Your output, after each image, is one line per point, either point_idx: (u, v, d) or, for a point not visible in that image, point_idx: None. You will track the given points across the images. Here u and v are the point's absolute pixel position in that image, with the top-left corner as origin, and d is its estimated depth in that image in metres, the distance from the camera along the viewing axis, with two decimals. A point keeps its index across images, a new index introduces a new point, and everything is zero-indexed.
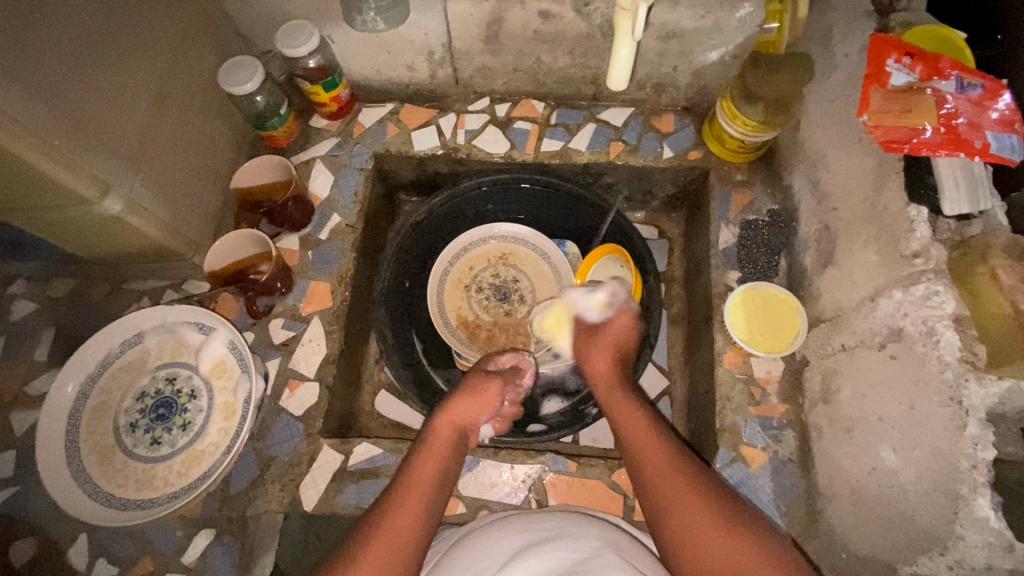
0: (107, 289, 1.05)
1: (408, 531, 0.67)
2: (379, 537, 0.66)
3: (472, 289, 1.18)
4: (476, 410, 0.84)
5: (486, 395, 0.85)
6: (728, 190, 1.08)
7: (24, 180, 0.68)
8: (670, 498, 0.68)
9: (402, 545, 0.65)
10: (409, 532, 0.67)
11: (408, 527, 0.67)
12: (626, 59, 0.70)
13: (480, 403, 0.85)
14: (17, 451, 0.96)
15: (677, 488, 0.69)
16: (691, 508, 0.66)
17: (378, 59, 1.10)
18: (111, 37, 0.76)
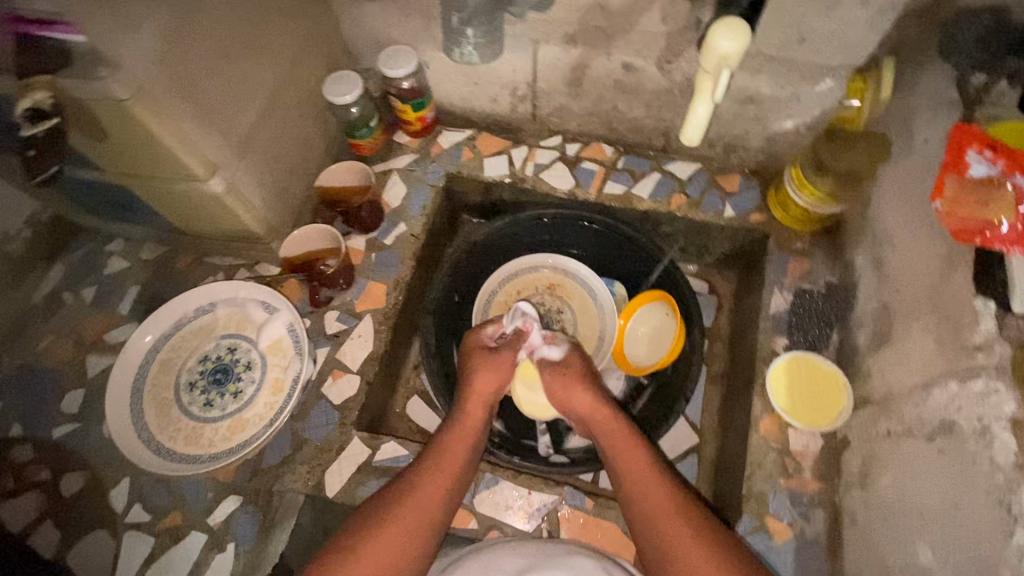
0: (191, 259, 1.15)
1: (428, 507, 0.76)
2: (398, 511, 0.75)
3: (516, 312, 1.19)
4: (495, 385, 0.92)
5: (503, 375, 0.93)
6: (786, 257, 1.08)
7: (151, 151, 0.78)
8: (661, 534, 0.73)
9: (422, 519, 0.75)
10: (431, 508, 0.77)
11: (430, 503, 0.77)
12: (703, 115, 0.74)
13: (496, 377, 0.93)
14: (86, 390, 1.06)
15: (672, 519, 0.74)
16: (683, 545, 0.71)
17: (465, 88, 1.18)
18: (246, 42, 0.86)
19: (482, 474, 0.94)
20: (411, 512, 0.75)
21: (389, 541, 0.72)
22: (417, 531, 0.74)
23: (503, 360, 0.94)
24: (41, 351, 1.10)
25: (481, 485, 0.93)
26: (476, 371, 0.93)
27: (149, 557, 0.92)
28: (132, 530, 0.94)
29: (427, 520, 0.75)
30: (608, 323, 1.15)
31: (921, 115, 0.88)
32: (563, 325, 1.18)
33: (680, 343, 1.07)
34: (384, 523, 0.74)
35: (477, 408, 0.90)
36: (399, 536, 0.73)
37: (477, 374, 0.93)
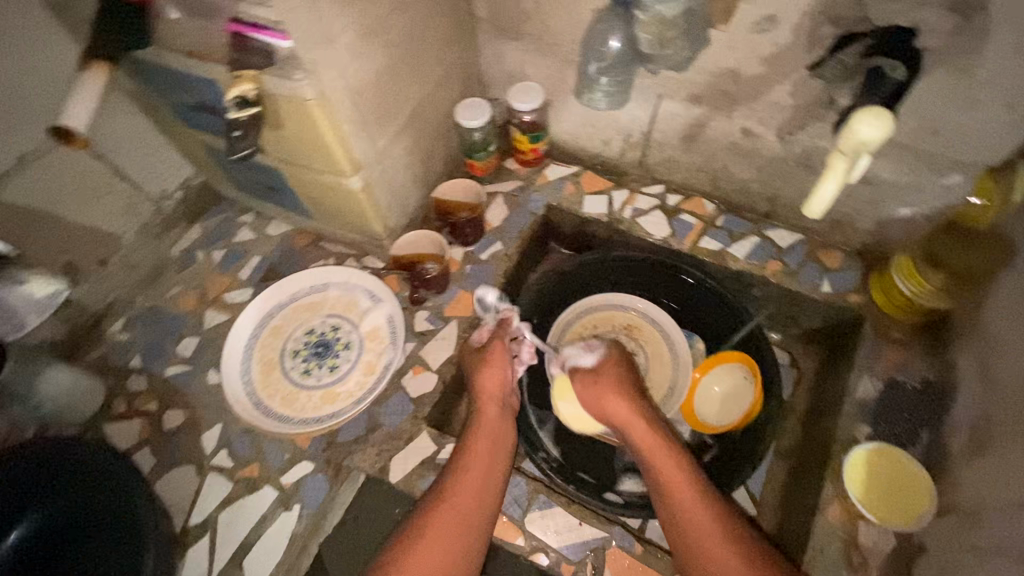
0: (309, 240, 1.28)
1: (470, 499, 0.87)
2: (447, 507, 0.86)
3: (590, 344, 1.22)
4: (501, 379, 1.00)
5: (505, 366, 1.00)
6: (881, 343, 1.05)
7: (311, 142, 0.89)
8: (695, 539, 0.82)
9: (466, 513, 0.86)
10: (471, 502, 0.87)
11: (473, 495, 0.87)
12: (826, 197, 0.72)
13: (500, 371, 1.00)
14: (201, 339, 1.19)
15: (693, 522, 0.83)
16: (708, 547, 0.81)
17: (582, 128, 1.26)
18: (407, 63, 0.97)
19: (536, 494, 0.97)
20: (458, 504, 0.86)
21: (446, 530, 0.84)
22: (466, 521, 0.85)
23: (499, 353, 1.01)
24: (170, 297, 1.25)
25: (534, 505, 0.96)
26: (480, 367, 1.01)
27: (225, 500, 1.01)
28: (215, 472, 1.04)
29: (473, 511, 0.86)
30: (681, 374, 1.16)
31: None
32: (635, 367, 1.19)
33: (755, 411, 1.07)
34: (436, 516, 0.85)
35: (491, 403, 0.98)
36: (451, 528, 0.84)
37: (482, 370, 1.00)
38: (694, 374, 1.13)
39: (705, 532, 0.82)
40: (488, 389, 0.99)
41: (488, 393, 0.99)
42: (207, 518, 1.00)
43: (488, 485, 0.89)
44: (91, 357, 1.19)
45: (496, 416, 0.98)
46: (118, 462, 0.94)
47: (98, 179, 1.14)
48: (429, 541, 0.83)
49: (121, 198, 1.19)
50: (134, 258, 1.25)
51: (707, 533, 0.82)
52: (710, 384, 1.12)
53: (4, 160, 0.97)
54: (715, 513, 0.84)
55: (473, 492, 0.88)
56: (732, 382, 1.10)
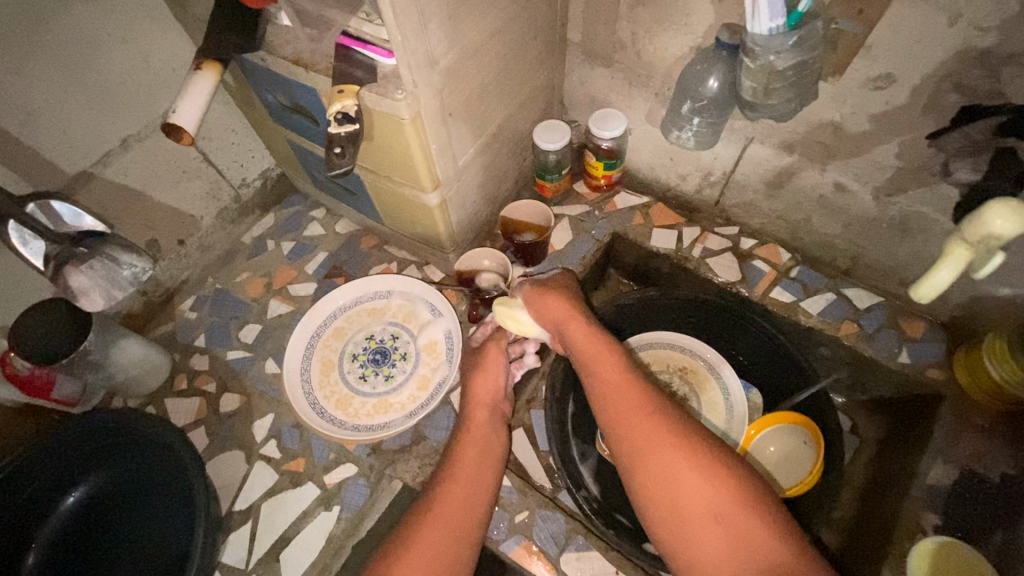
0: (374, 243, 1.30)
1: (456, 504, 0.81)
2: (436, 505, 0.80)
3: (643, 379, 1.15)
4: (493, 386, 0.97)
5: (499, 370, 0.97)
6: (960, 427, 0.98)
7: (396, 156, 0.90)
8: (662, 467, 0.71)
9: (458, 512, 0.80)
10: (460, 504, 0.81)
11: (459, 500, 0.81)
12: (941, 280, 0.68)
13: (494, 378, 0.97)
14: (263, 327, 1.23)
15: (653, 454, 0.72)
16: (677, 494, 0.69)
17: (659, 160, 1.23)
18: (498, 84, 0.97)
19: (575, 535, 0.97)
20: (442, 505, 0.80)
21: (431, 530, 0.77)
22: (458, 528, 0.78)
23: (491, 355, 0.98)
24: (238, 282, 1.29)
25: (573, 546, 0.96)
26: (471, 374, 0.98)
27: (270, 490, 1.04)
28: (263, 461, 1.07)
29: (460, 517, 0.80)
30: (734, 429, 1.08)
31: None
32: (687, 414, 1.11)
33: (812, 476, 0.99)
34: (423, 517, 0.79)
35: (480, 408, 0.94)
36: (437, 528, 0.77)
37: (474, 375, 0.97)
38: (750, 430, 1.06)
39: (669, 470, 0.71)
40: (476, 395, 0.96)
41: (481, 397, 0.95)
42: (251, 506, 1.03)
43: (475, 494, 0.83)
44: (160, 331, 1.25)
45: (485, 420, 0.93)
46: (177, 438, 0.97)
47: (188, 165, 1.19)
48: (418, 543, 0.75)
49: (205, 183, 1.24)
50: (209, 240, 1.31)
51: (673, 471, 0.70)
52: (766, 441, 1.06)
53: (110, 142, 1.03)
54: (674, 428, 0.74)
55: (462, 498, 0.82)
56: (791, 445, 1.04)
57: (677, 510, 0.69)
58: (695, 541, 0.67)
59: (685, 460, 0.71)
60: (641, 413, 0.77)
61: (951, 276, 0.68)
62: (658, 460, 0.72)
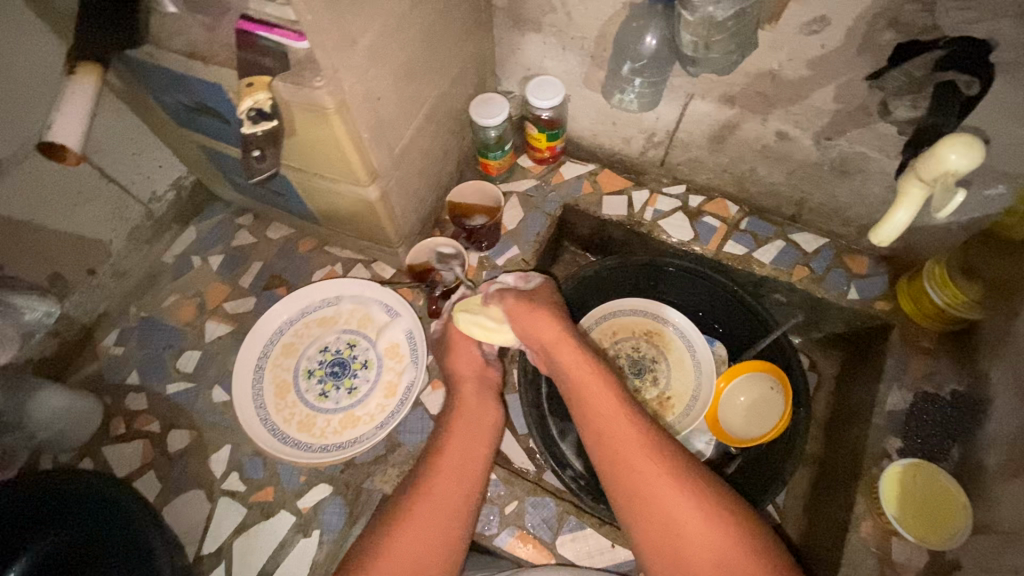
0: (313, 245, 1.21)
1: (442, 493, 0.79)
2: (416, 516, 0.76)
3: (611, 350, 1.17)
4: (471, 358, 0.95)
5: (468, 344, 0.95)
6: (909, 352, 1.03)
7: (327, 152, 0.82)
8: (664, 507, 0.72)
9: (437, 519, 0.77)
10: (440, 511, 0.77)
11: (444, 489, 0.79)
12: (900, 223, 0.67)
13: (468, 352, 0.95)
14: (202, 352, 1.12)
15: (654, 492, 0.73)
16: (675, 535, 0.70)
17: (601, 125, 1.20)
18: (426, 61, 0.89)
19: (566, 516, 0.95)
20: (431, 497, 0.78)
21: (419, 525, 0.75)
22: (445, 520, 0.77)
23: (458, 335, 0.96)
24: (166, 307, 1.17)
25: (566, 527, 0.94)
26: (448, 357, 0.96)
27: (239, 526, 0.97)
28: (227, 496, 0.99)
29: (448, 506, 0.78)
30: (702, 386, 1.13)
31: None
32: (657, 377, 1.14)
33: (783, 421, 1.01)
34: (409, 511, 0.77)
35: (466, 392, 0.91)
36: (427, 524, 0.76)
37: (450, 357, 0.95)
38: (718, 383, 1.10)
39: (669, 511, 0.72)
40: (460, 378, 0.93)
41: (464, 377, 0.93)
42: (220, 546, 0.96)
43: (460, 481, 0.81)
44: (84, 374, 1.12)
45: (473, 403, 0.90)
46: (120, 491, 0.87)
47: (83, 184, 1.05)
48: (403, 541, 0.74)
49: (108, 202, 1.10)
50: (124, 266, 1.17)
51: (676, 515, 0.71)
52: (735, 391, 1.11)
53: None
54: (677, 467, 0.75)
55: (446, 487, 0.79)
56: (757, 392, 1.08)
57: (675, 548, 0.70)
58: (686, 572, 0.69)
59: (686, 506, 0.71)
60: (642, 445, 0.76)
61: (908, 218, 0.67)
62: (659, 498, 0.72)
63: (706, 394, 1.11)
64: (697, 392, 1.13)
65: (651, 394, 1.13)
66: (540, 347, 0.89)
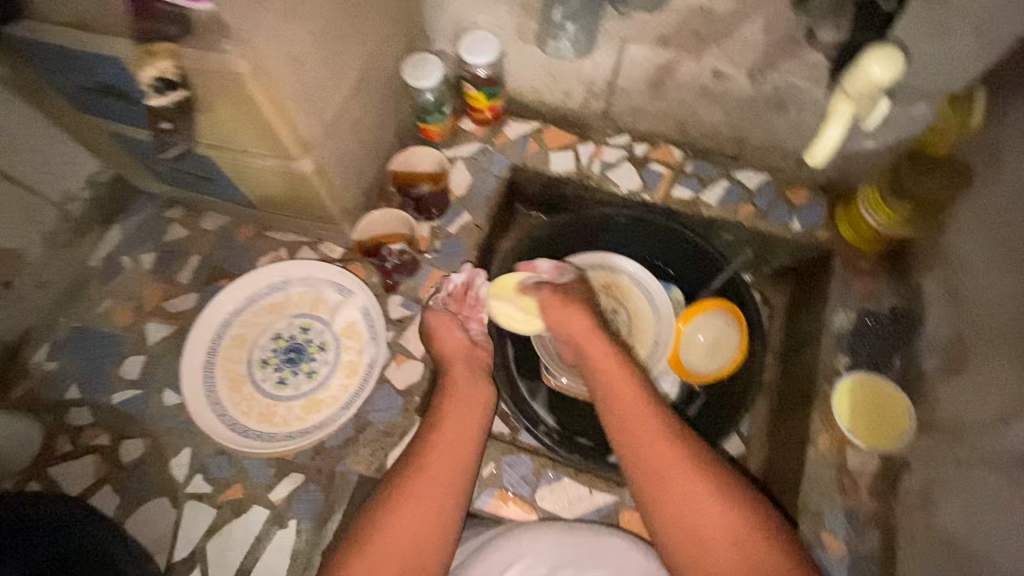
0: (253, 232, 1.15)
1: (436, 475, 0.77)
2: (418, 481, 0.76)
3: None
4: (456, 343, 0.94)
5: (452, 328, 0.95)
6: (851, 275, 1.08)
7: (251, 125, 0.77)
8: (681, 493, 0.74)
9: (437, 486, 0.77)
10: (441, 479, 0.77)
11: (436, 471, 0.77)
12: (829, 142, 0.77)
13: (454, 336, 0.94)
14: (146, 357, 1.06)
15: (676, 473, 0.76)
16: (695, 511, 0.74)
17: (540, 79, 1.17)
18: (347, 20, 0.84)
19: (543, 470, 0.96)
20: (424, 479, 0.76)
21: (412, 508, 0.74)
22: (437, 501, 0.75)
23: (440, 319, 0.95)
24: (99, 314, 1.10)
25: (544, 480, 0.96)
26: (434, 338, 0.95)
27: (210, 528, 0.93)
28: (194, 500, 0.95)
29: (439, 486, 0.77)
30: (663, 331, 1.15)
31: None
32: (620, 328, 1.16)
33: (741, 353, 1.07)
34: (403, 495, 0.75)
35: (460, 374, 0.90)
36: (420, 507, 0.74)
37: (438, 341, 0.94)
38: (678, 325, 1.13)
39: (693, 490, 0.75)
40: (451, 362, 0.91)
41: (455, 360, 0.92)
42: (193, 551, 0.93)
43: (452, 463, 0.79)
44: (16, 394, 1.04)
45: (461, 383, 0.88)
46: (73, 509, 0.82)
47: None
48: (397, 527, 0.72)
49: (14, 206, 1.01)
50: (45, 275, 1.08)
51: (696, 495, 0.75)
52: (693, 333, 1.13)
53: None
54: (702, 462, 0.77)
55: (439, 471, 0.78)
56: (715, 328, 1.11)
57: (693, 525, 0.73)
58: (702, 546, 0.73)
59: (705, 487, 0.75)
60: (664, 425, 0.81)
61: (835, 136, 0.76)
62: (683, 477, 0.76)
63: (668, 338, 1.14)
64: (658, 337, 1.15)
65: None
66: (566, 338, 0.94)
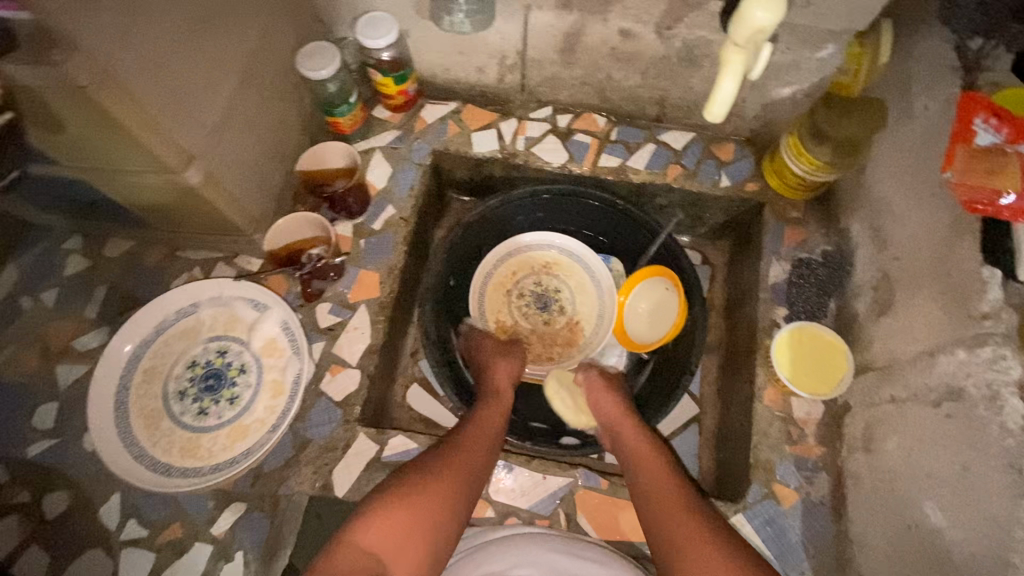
0: (162, 254, 1.06)
1: (460, 479, 0.79)
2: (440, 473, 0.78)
3: (512, 291, 1.16)
4: (512, 372, 1.01)
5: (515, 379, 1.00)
6: (782, 225, 1.08)
7: (114, 140, 0.69)
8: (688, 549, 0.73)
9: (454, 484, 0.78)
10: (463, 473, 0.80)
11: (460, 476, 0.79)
12: (727, 93, 0.64)
13: (514, 368, 1.01)
14: (60, 403, 0.97)
15: (692, 529, 0.75)
16: (704, 559, 0.72)
17: (450, 57, 1.11)
18: (213, 12, 0.77)
19: (495, 462, 0.93)
20: (445, 481, 0.78)
21: (432, 497, 0.75)
22: (449, 504, 0.76)
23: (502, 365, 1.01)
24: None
25: (496, 473, 0.93)
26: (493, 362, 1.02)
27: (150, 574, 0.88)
28: (130, 547, 0.89)
29: (460, 488, 0.78)
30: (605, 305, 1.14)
31: (923, 80, 0.88)
32: (563, 307, 1.15)
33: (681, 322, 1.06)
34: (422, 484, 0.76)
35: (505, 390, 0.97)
36: (434, 502, 0.75)
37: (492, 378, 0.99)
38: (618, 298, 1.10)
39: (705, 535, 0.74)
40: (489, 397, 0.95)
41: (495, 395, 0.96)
42: None
43: (475, 473, 0.82)
44: None
45: (498, 417, 0.92)
46: None
47: None
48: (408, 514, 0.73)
49: None
50: None
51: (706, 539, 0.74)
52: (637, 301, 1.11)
53: None
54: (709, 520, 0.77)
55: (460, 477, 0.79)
56: (656, 298, 1.10)
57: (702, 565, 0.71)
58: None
59: (716, 542, 0.73)
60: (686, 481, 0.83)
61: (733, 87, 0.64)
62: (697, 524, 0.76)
63: (610, 312, 1.14)
64: (602, 310, 1.15)
65: (561, 323, 1.15)
66: (604, 423, 0.97)
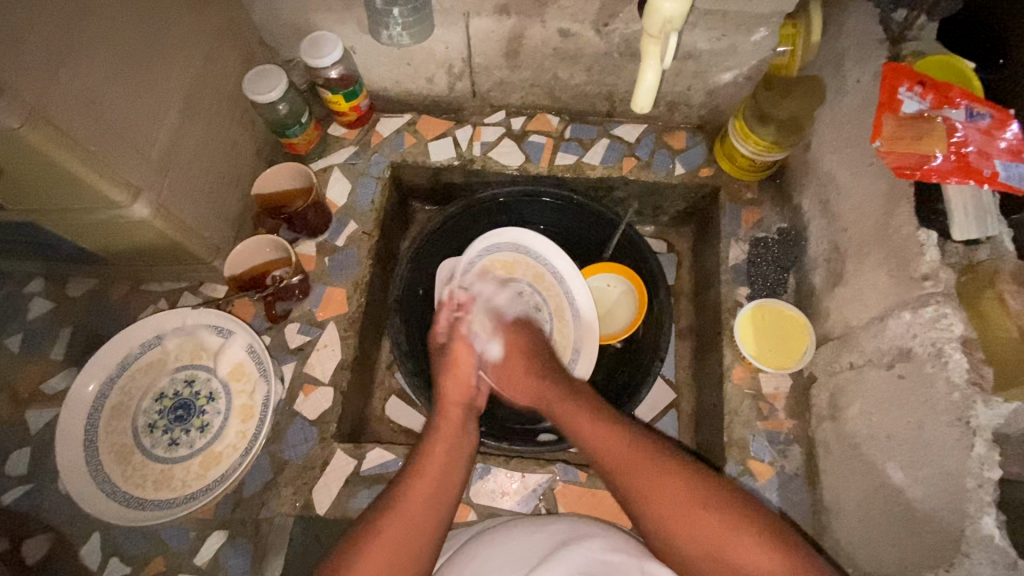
0: (126, 289, 1.06)
1: (438, 482, 0.77)
2: (395, 514, 0.72)
3: (490, 291, 1.10)
4: (466, 382, 0.92)
5: (469, 368, 0.93)
6: (738, 207, 1.10)
7: (54, 180, 0.70)
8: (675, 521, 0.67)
9: (413, 521, 0.72)
10: (417, 510, 0.73)
11: (441, 472, 0.78)
12: (651, 83, 0.75)
13: (467, 375, 0.92)
14: (32, 448, 0.96)
15: (666, 492, 0.69)
16: (692, 518, 0.66)
17: (399, 70, 1.13)
18: (148, 47, 0.78)
19: (474, 465, 0.94)
20: (409, 526, 0.71)
21: (388, 547, 0.69)
22: (409, 545, 0.70)
23: (462, 352, 0.94)
24: None
25: (475, 476, 0.94)
26: (443, 374, 0.93)
27: None
28: None
29: (415, 532, 0.71)
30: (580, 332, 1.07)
31: (852, 55, 0.91)
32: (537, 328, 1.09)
33: (640, 318, 1.08)
34: (371, 536, 0.70)
35: (454, 407, 0.88)
36: (404, 539, 0.70)
37: (446, 375, 0.92)
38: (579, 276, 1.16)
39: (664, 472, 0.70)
40: (452, 383, 0.91)
41: (452, 401, 0.89)
42: None
43: (453, 466, 0.80)
44: None
45: (455, 441, 0.83)
46: None
47: None
48: (393, 519, 0.71)
49: None
50: None
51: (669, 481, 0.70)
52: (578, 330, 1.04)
53: None
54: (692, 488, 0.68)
55: (441, 467, 0.79)
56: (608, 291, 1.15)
57: (663, 501, 0.69)
58: (685, 520, 0.66)
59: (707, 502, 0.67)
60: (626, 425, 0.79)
61: (656, 78, 0.75)
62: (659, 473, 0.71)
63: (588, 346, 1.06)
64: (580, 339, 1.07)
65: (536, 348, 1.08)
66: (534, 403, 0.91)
